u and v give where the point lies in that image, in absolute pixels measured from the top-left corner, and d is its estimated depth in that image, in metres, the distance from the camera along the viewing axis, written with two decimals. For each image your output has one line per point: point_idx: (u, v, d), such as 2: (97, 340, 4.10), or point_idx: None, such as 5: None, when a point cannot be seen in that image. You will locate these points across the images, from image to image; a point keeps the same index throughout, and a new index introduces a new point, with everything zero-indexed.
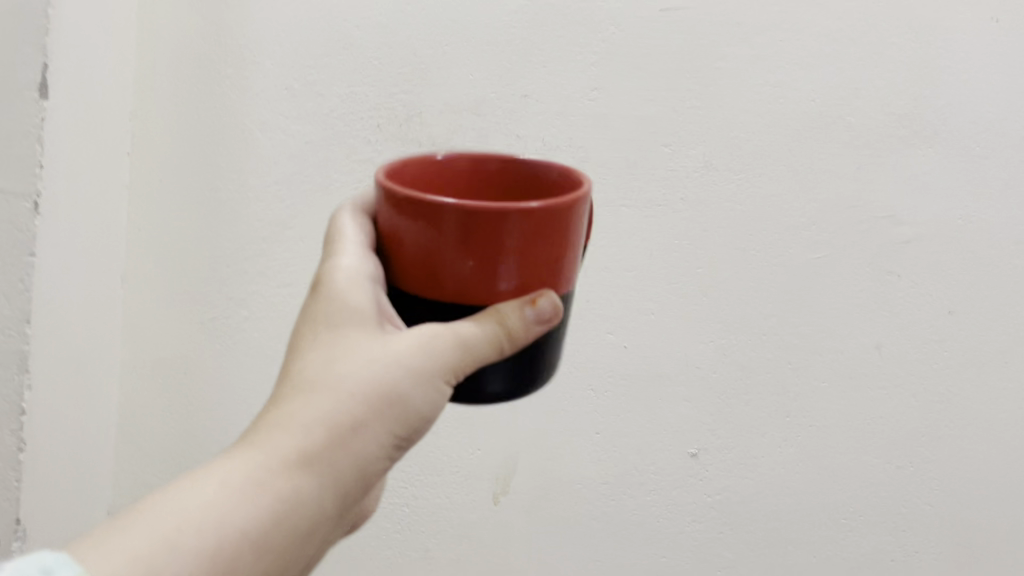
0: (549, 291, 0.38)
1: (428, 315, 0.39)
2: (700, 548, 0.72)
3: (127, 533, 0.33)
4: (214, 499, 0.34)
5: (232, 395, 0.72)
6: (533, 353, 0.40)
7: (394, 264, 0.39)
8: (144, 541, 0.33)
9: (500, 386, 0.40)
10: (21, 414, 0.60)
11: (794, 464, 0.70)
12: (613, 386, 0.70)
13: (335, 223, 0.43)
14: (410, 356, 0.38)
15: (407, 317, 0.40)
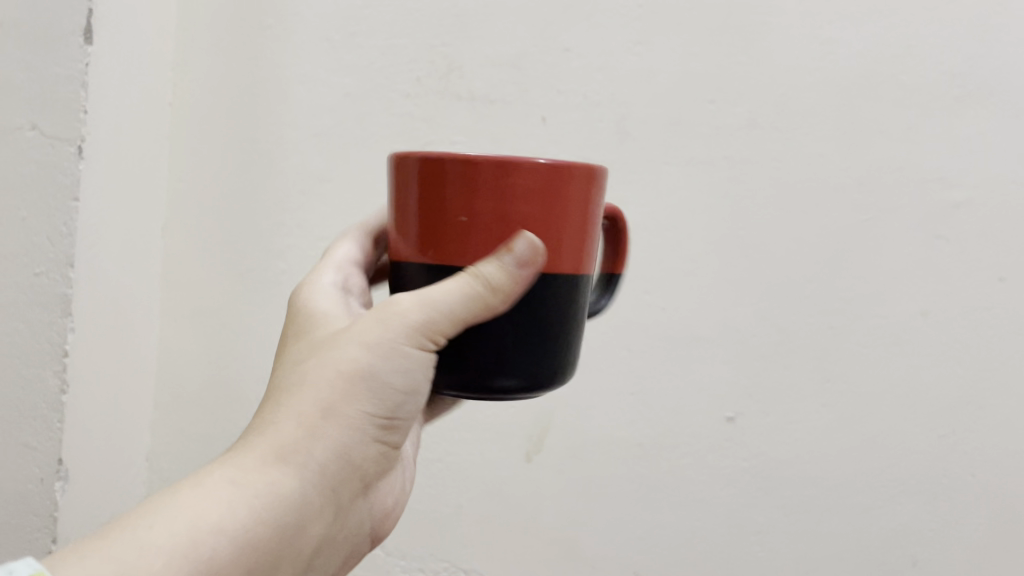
0: (526, 233, 0.39)
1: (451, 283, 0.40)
2: (731, 513, 0.69)
3: (122, 537, 0.36)
4: (203, 502, 0.38)
5: (263, 344, 0.71)
6: (543, 343, 0.41)
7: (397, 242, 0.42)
8: (139, 545, 0.35)
9: (512, 379, 0.41)
10: (63, 356, 0.60)
11: (834, 430, 0.67)
12: (649, 347, 0.70)
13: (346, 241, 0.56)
14: (404, 340, 0.41)
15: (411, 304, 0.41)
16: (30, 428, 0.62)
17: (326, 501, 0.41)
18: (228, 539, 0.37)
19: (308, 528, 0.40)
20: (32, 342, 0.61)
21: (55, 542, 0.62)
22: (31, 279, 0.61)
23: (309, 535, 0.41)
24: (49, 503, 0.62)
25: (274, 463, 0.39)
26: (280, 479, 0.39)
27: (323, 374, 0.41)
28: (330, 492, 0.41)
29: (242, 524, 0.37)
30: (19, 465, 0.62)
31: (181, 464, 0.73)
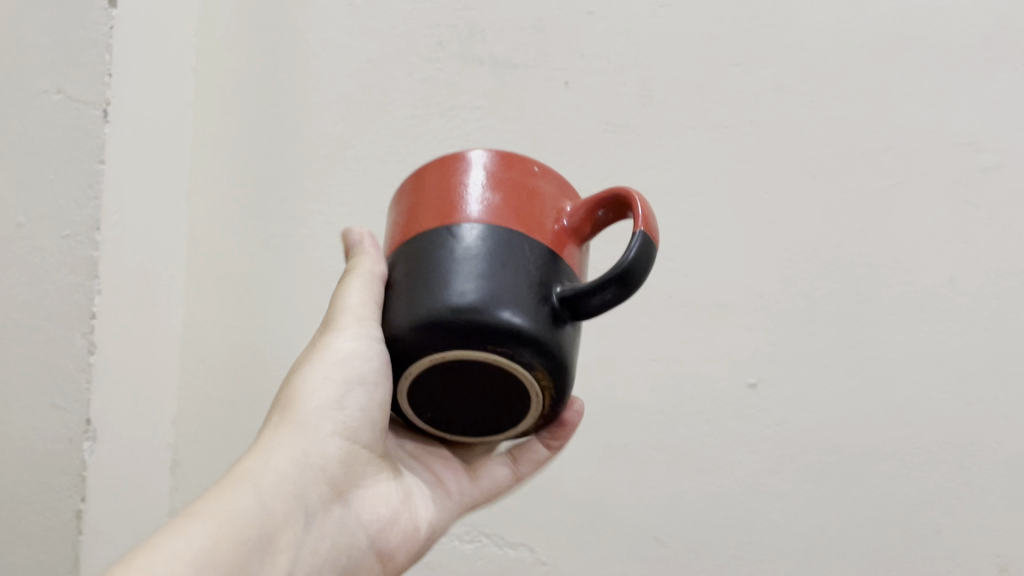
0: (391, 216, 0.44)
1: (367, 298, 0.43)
2: (753, 478, 0.68)
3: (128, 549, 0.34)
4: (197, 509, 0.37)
5: (287, 309, 0.71)
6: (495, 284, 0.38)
7: None
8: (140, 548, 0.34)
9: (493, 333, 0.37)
10: (91, 318, 0.60)
11: (859, 396, 0.67)
12: (671, 312, 0.69)
13: None
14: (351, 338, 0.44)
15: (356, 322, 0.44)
16: (57, 387, 0.61)
17: (295, 509, 0.41)
18: (189, 561, 0.34)
19: (282, 535, 0.39)
20: (57, 303, 0.61)
21: (84, 501, 0.62)
22: (59, 242, 0.61)
23: (286, 549, 0.39)
24: (79, 462, 0.61)
25: (233, 483, 0.39)
26: (237, 493, 0.39)
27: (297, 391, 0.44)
28: (297, 500, 0.41)
29: (204, 544, 0.36)
30: (44, 425, 0.62)
31: (203, 427, 0.73)
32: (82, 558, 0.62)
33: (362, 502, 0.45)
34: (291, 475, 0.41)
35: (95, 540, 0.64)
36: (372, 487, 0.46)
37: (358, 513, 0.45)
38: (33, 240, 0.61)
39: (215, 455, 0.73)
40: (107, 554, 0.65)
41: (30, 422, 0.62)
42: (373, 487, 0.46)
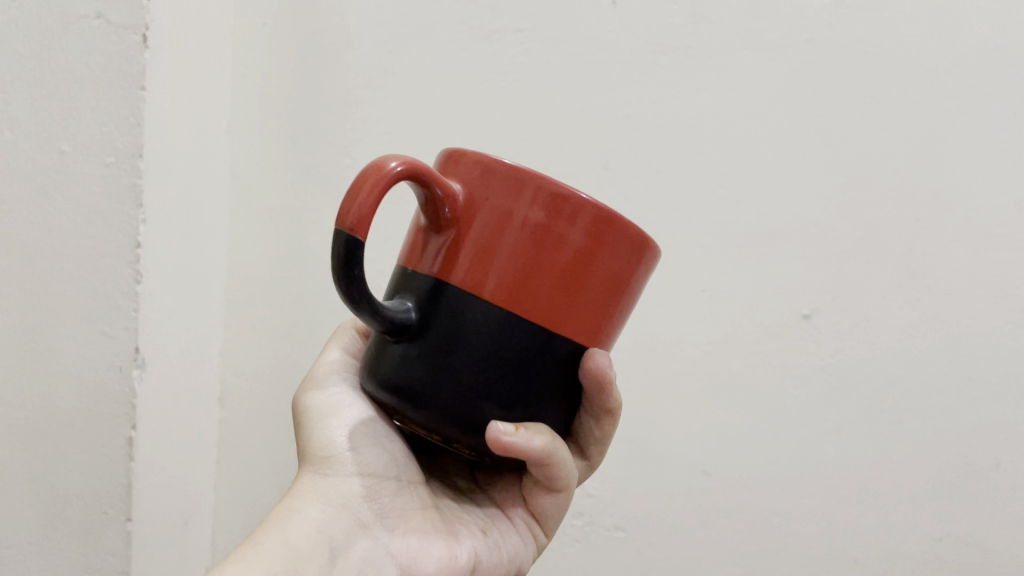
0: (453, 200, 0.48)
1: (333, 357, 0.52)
2: (806, 411, 0.67)
3: None
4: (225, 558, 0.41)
5: (331, 241, 0.71)
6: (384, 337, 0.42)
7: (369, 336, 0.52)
8: None
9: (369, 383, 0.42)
10: (136, 247, 0.60)
11: (918, 326, 0.65)
12: (723, 241, 0.67)
13: None
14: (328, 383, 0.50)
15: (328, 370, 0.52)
16: (106, 316, 0.61)
17: (320, 542, 0.43)
18: None
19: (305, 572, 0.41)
20: (104, 232, 0.61)
21: (136, 429, 0.62)
22: (103, 169, 0.60)
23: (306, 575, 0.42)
24: (129, 391, 0.61)
25: (264, 528, 0.43)
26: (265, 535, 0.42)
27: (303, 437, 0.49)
28: (320, 535, 0.44)
29: None
30: (92, 354, 0.62)
31: (251, 360, 0.74)
32: (135, 486, 0.63)
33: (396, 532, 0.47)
34: (317, 513, 0.44)
35: (147, 468, 0.64)
36: (406, 521, 0.48)
37: (394, 544, 0.46)
38: (77, 168, 0.61)
39: (260, 388, 0.74)
40: (160, 482, 0.66)
41: (80, 350, 0.62)
42: (407, 517, 0.48)
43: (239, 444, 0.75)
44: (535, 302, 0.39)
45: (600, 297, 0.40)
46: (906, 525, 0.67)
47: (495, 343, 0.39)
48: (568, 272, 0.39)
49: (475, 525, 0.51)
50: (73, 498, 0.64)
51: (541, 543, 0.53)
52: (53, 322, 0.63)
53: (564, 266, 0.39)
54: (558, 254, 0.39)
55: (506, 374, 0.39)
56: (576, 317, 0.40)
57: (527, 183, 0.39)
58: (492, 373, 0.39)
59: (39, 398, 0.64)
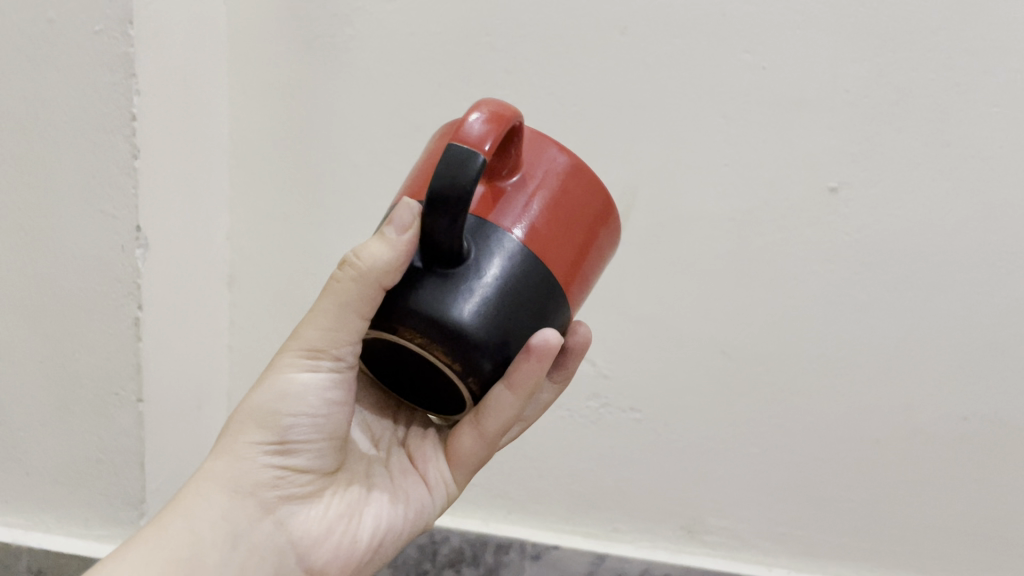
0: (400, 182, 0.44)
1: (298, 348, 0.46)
2: (830, 288, 0.65)
3: None
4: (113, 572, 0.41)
5: (335, 117, 0.68)
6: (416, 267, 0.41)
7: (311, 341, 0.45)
8: None
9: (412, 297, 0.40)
10: (132, 120, 0.57)
11: (951, 198, 0.62)
12: (747, 112, 0.63)
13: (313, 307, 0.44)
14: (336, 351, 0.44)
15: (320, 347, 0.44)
16: (105, 193, 0.59)
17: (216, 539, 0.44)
18: None
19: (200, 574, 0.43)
20: (97, 106, 0.58)
21: (141, 309, 0.61)
22: (92, 38, 0.57)
23: None
24: (132, 270, 0.60)
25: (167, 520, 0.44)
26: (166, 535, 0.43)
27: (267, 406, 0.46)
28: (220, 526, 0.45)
29: None
30: (93, 233, 0.60)
31: (258, 242, 0.72)
32: (145, 366, 0.62)
33: (302, 521, 0.48)
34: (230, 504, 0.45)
35: (156, 349, 0.64)
36: (317, 503, 0.49)
37: (297, 529, 0.48)
38: (65, 35, 0.57)
39: (270, 270, 0.72)
40: (169, 364, 0.66)
41: (82, 231, 0.60)
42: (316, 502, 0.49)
43: (251, 328, 0.74)
44: (536, 244, 0.42)
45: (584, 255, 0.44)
46: (930, 404, 0.66)
47: (511, 269, 0.41)
48: (573, 227, 0.43)
49: (388, 487, 0.52)
50: (83, 379, 0.64)
51: (452, 495, 0.54)
52: (50, 203, 0.60)
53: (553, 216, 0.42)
54: (573, 204, 0.43)
55: (518, 300, 0.41)
56: (566, 265, 0.43)
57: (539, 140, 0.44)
58: (507, 293, 0.40)
59: (39, 278, 0.62)
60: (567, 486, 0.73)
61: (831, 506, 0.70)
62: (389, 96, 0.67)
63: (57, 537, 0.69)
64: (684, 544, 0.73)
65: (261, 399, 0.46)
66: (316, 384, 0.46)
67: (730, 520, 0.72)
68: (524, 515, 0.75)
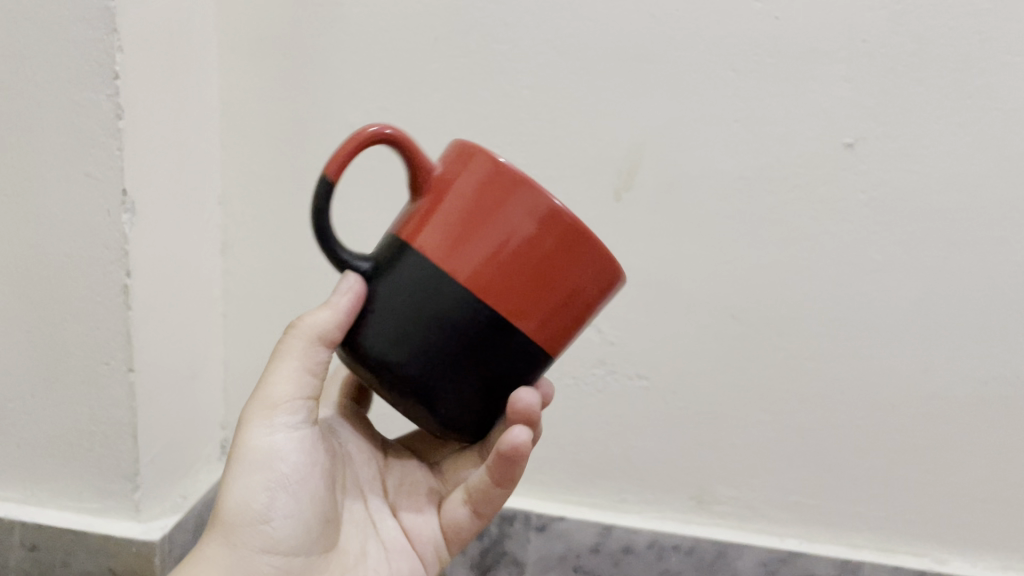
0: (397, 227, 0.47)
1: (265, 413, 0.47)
2: (845, 249, 0.62)
3: None
4: None
5: (327, 76, 0.65)
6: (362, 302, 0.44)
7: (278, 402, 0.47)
8: None
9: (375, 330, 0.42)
10: (115, 79, 0.55)
11: (973, 152, 0.59)
12: (759, 64, 0.60)
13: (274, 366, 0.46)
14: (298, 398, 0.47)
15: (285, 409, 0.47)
16: (89, 156, 0.57)
17: None
18: None
19: None
20: (78, 63, 0.55)
21: (130, 277, 0.59)
22: None
23: None
24: (119, 236, 0.58)
25: None
26: None
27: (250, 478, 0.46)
28: None
29: None
30: (77, 197, 0.58)
31: (251, 208, 0.70)
32: (135, 336, 0.60)
33: None
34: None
35: (146, 318, 0.61)
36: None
37: None
38: None
39: (264, 236, 0.70)
40: (160, 335, 0.64)
41: (65, 196, 0.58)
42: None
43: (245, 296, 0.72)
44: (474, 279, 0.40)
45: (547, 291, 0.41)
46: (949, 368, 0.64)
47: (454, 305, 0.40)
48: (525, 263, 0.40)
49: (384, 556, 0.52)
50: (72, 349, 0.62)
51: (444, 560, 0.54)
52: (31, 166, 0.58)
53: (498, 256, 0.40)
54: (516, 249, 0.40)
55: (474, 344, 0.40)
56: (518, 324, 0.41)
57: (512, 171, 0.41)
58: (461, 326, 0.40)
59: (24, 244, 0.60)
60: (571, 455, 0.71)
61: (844, 475, 0.68)
62: (383, 53, 0.64)
63: (50, 510, 0.67)
64: (692, 514, 0.71)
65: (235, 482, 0.47)
66: (283, 443, 0.47)
67: (740, 490, 0.70)
68: (528, 486, 0.73)
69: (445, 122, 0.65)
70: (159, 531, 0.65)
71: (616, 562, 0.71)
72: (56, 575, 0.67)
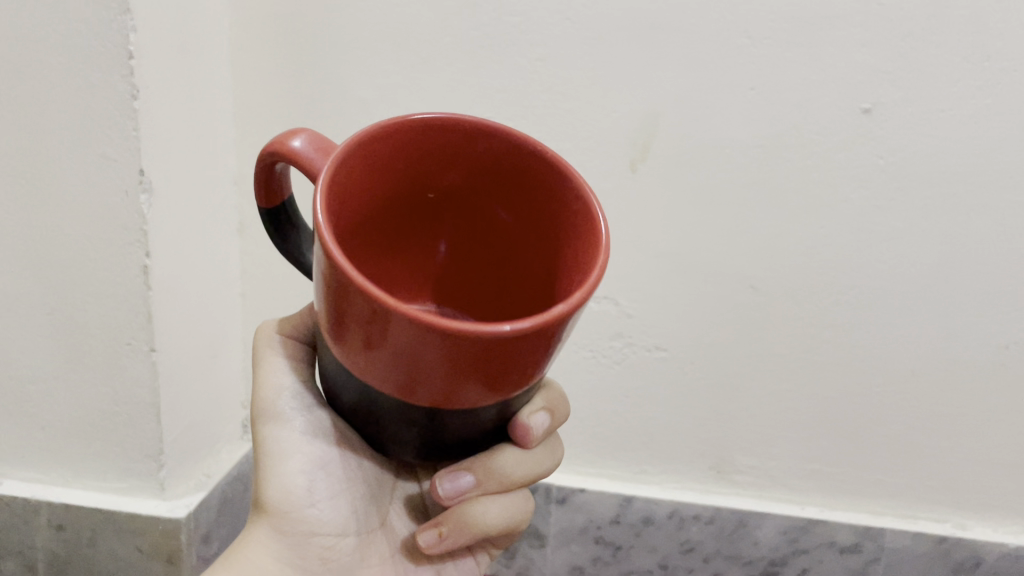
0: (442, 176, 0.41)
1: (276, 403, 0.47)
2: (862, 215, 0.62)
3: None
4: None
5: (337, 52, 0.65)
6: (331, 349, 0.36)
7: (280, 393, 0.47)
8: None
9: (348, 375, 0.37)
10: (129, 59, 0.55)
11: (991, 115, 0.58)
12: (775, 31, 0.58)
13: (268, 363, 0.48)
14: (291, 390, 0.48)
15: (297, 402, 0.47)
16: (105, 136, 0.57)
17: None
18: None
19: None
20: (89, 44, 0.55)
21: (149, 256, 0.59)
22: None
23: None
24: (137, 216, 0.58)
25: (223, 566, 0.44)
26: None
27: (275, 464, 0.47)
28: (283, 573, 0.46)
29: None
30: (95, 178, 0.58)
31: None
32: (156, 316, 0.61)
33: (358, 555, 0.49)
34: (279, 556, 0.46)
35: (166, 299, 0.62)
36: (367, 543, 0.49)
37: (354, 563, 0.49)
38: None
39: None
40: (180, 315, 0.64)
41: (81, 177, 0.58)
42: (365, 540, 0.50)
43: (263, 274, 0.73)
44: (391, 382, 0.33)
45: (461, 379, 0.32)
46: (968, 332, 0.64)
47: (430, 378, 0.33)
48: (413, 363, 0.31)
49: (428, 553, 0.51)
50: (92, 331, 0.62)
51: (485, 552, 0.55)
52: (46, 147, 0.58)
53: (354, 343, 0.32)
54: (394, 349, 0.31)
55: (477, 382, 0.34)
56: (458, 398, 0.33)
57: (330, 237, 0.30)
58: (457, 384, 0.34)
59: (43, 226, 0.60)
60: (590, 428, 0.72)
61: (862, 441, 0.69)
62: (391, 27, 0.63)
63: (76, 490, 0.68)
64: (712, 483, 0.72)
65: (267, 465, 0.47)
66: (304, 430, 0.47)
67: (759, 458, 0.71)
68: None
69: (458, 95, 0.64)
70: (185, 508, 0.66)
71: (637, 533, 0.72)
72: (85, 553, 0.68)
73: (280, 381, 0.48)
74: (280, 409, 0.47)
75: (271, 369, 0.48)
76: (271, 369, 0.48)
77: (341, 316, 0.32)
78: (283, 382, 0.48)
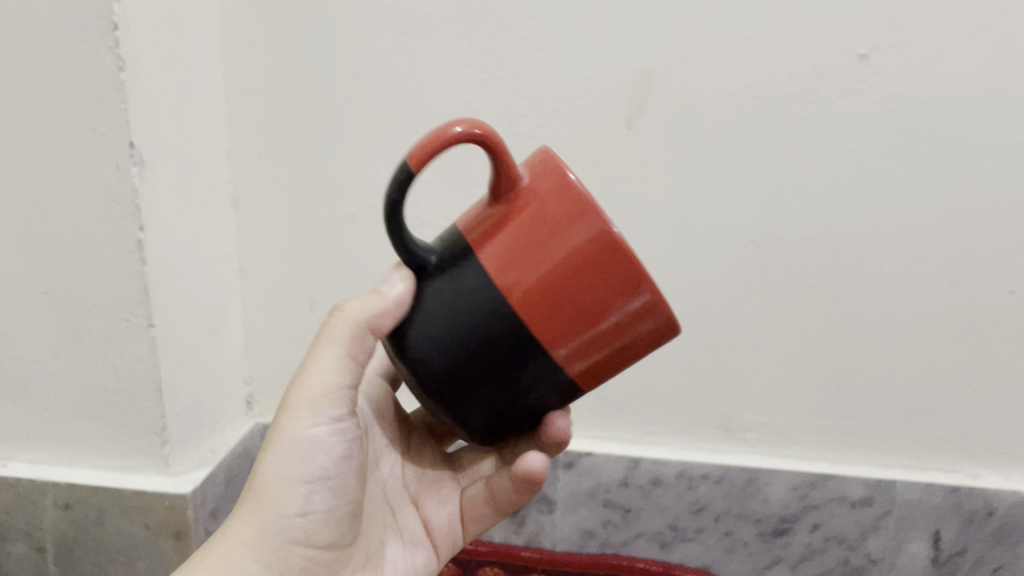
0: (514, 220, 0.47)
1: (309, 397, 0.47)
2: (864, 164, 0.61)
3: None
4: None
5: (328, 19, 0.64)
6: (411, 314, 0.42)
7: (317, 390, 0.47)
8: None
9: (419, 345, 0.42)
10: (114, 29, 0.54)
11: (991, 57, 0.57)
12: None
13: (315, 351, 0.46)
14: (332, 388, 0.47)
15: (331, 402, 0.47)
16: (93, 109, 0.56)
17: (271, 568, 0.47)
18: None
19: None
20: (74, 16, 0.54)
21: (144, 231, 0.59)
22: None
23: None
24: (129, 190, 0.58)
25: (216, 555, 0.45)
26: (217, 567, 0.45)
27: (288, 456, 0.47)
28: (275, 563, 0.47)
29: None
30: (84, 153, 0.57)
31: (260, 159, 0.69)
32: (152, 291, 0.60)
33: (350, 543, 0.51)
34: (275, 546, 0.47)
35: (162, 274, 0.61)
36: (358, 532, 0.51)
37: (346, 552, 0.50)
38: None
39: (274, 187, 0.70)
40: (177, 290, 0.63)
41: (72, 152, 0.58)
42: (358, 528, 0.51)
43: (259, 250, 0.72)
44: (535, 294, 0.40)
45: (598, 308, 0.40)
46: (975, 280, 0.63)
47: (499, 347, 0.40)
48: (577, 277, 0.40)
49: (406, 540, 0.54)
50: (90, 308, 0.62)
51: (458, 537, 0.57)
52: (35, 122, 0.57)
53: (535, 253, 0.40)
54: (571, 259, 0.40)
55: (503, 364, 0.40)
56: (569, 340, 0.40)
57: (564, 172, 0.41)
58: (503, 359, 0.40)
59: (35, 203, 0.59)
60: (595, 392, 0.71)
61: (871, 395, 0.68)
62: None
63: (82, 470, 0.67)
64: (720, 443, 0.71)
65: (278, 453, 0.47)
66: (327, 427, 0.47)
67: (767, 417, 0.70)
68: None
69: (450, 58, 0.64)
70: (190, 485, 0.66)
71: (646, 495, 0.72)
72: (90, 533, 0.68)
73: (323, 375, 0.46)
74: (316, 403, 0.47)
75: (321, 352, 0.46)
76: (314, 359, 0.47)
77: (535, 229, 0.40)
78: (325, 374, 0.46)
